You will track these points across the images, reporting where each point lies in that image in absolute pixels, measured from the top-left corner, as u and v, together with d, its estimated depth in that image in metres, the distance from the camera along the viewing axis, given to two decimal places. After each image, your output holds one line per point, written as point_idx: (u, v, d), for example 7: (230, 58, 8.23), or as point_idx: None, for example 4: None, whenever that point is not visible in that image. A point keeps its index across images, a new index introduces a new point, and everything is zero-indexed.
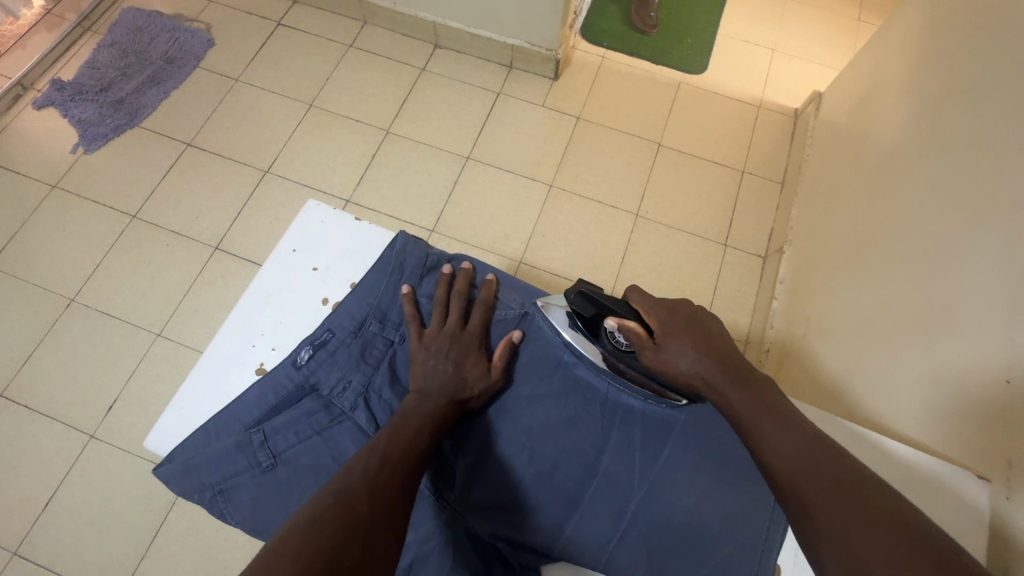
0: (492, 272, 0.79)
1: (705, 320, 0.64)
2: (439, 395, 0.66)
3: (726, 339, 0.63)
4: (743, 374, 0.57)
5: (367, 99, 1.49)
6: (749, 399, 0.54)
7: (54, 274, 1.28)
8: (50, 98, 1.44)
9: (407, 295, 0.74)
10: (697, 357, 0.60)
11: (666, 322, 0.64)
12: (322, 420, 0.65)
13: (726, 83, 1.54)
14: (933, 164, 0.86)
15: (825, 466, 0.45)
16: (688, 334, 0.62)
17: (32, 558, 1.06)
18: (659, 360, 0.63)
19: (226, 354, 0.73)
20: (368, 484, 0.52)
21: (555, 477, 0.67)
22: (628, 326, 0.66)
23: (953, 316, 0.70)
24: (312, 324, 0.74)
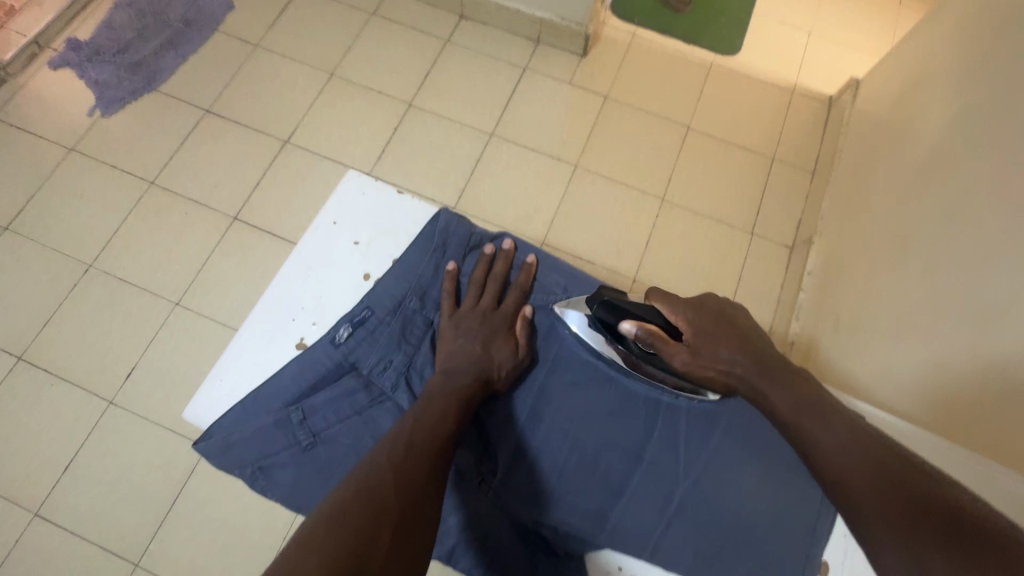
0: (533, 254, 0.78)
1: (729, 316, 0.70)
2: (466, 374, 0.66)
3: (752, 334, 0.69)
4: (774, 370, 0.63)
5: (390, 70, 1.45)
6: (788, 394, 0.59)
7: (72, 239, 1.26)
8: (67, 58, 1.41)
9: (450, 272, 0.74)
10: (728, 354, 0.66)
11: (695, 325, 0.70)
12: (362, 399, 0.70)
13: (760, 66, 1.49)
14: (986, 156, 0.83)
15: (871, 464, 0.47)
16: (717, 334, 0.68)
17: (52, 520, 1.07)
18: (694, 361, 0.68)
19: (270, 324, 0.78)
20: (396, 470, 0.51)
21: (598, 465, 0.76)
22: (653, 330, 0.70)
23: (1004, 317, 0.68)
24: (350, 302, 0.79)
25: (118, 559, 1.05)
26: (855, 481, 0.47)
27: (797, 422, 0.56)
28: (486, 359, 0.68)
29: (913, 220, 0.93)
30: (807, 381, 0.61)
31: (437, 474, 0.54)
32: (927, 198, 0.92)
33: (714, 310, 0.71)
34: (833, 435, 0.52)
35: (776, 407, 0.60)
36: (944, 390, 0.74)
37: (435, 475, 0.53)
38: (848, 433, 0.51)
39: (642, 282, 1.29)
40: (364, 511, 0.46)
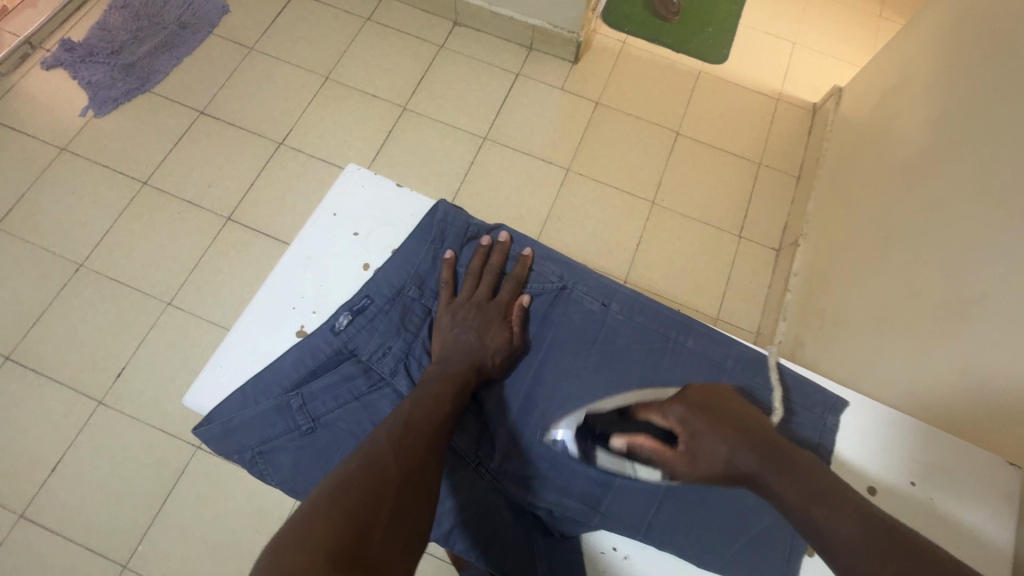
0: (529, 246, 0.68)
1: (720, 399, 0.52)
2: (460, 364, 0.58)
3: (756, 420, 0.50)
4: (783, 454, 0.45)
5: (384, 74, 1.47)
6: (803, 483, 0.43)
7: (63, 238, 1.26)
8: (60, 58, 1.41)
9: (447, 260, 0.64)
10: (731, 453, 0.47)
11: (682, 419, 0.50)
12: (361, 385, 0.57)
13: (746, 74, 1.53)
14: (964, 159, 0.86)
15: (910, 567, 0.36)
16: (713, 428, 0.49)
17: (38, 521, 1.05)
18: (697, 473, 0.48)
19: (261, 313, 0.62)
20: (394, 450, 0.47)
21: None
22: (642, 442, 0.51)
23: (983, 310, 0.70)
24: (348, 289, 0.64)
25: (106, 561, 1.04)
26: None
27: (803, 512, 0.42)
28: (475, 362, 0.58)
29: (897, 219, 0.96)
30: (810, 456, 0.45)
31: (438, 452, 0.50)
32: (909, 199, 0.95)
33: (695, 395, 0.52)
34: (845, 527, 0.39)
35: (792, 509, 0.42)
36: (918, 379, 0.75)
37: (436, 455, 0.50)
38: (865, 514, 0.40)
39: (632, 282, 1.31)
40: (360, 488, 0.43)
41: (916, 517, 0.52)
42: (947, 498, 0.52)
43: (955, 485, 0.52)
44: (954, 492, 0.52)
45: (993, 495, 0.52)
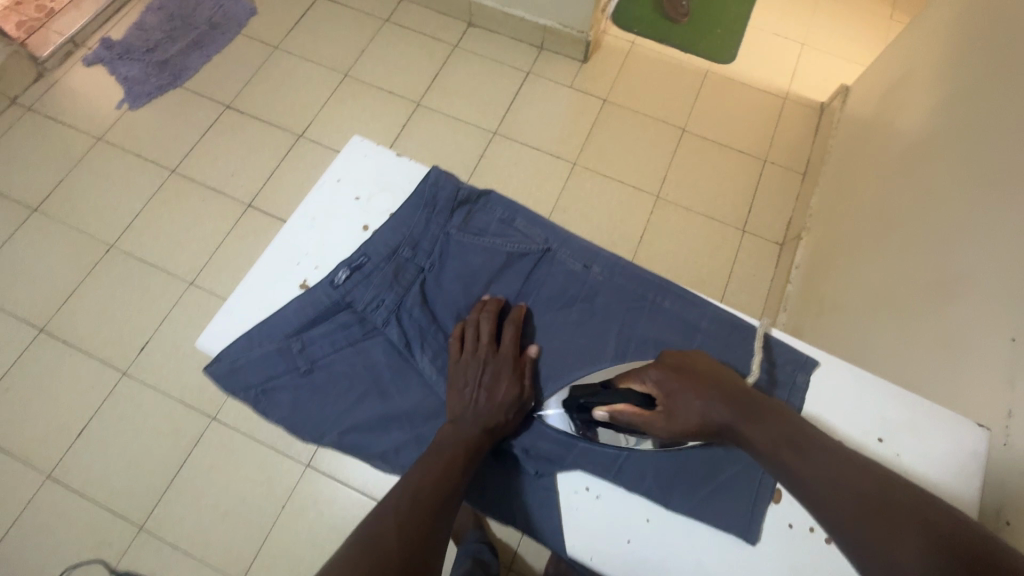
0: (520, 226, 0.60)
1: (692, 358, 0.51)
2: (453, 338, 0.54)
3: (728, 374, 0.50)
4: (754, 404, 0.47)
5: (400, 72, 1.53)
6: (776, 430, 0.45)
7: (97, 221, 1.34)
8: (100, 56, 1.51)
9: (453, 241, 0.58)
10: (707, 407, 0.47)
11: (659, 381, 0.50)
12: (356, 332, 0.54)
13: (754, 73, 1.56)
14: (957, 147, 0.86)
15: (858, 492, 0.39)
16: (688, 386, 0.48)
17: (64, 482, 1.12)
18: (673, 430, 0.48)
19: (258, 271, 0.57)
20: (398, 518, 0.43)
21: None
22: (622, 409, 0.50)
23: (965, 288, 0.71)
24: (338, 249, 0.59)
25: (124, 521, 1.10)
26: (843, 512, 0.39)
27: (774, 456, 0.44)
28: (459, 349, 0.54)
29: (894, 208, 0.97)
30: (781, 405, 0.47)
31: (444, 499, 0.46)
32: (905, 188, 0.95)
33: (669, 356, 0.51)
34: (812, 464, 0.42)
35: (762, 452, 0.44)
36: (904, 359, 0.77)
37: (442, 500, 0.46)
38: (834, 456, 0.42)
39: None
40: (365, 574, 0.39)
41: None
42: (910, 451, 0.54)
43: (917, 438, 0.54)
44: (916, 446, 0.54)
45: (953, 449, 0.53)
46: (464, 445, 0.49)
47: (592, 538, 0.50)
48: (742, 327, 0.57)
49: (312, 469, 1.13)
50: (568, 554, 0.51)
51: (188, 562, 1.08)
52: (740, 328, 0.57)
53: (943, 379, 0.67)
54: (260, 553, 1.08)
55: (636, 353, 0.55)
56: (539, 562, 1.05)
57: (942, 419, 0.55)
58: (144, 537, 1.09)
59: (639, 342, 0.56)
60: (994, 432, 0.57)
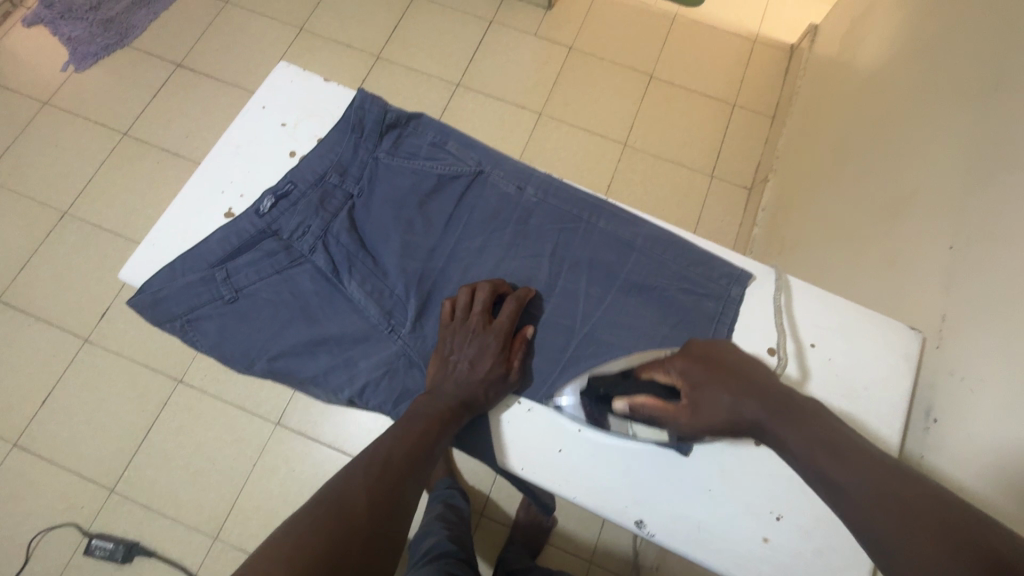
0: (453, 149, 0.57)
1: (722, 350, 0.48)
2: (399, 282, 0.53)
3: (761, 366, 0.47)
4: (787, 401, 0.43)
5: (357, 24, 1.48)
6: (814, 430, 0.40)
7: (49, 188, 1.30)
8: (40, 15, 1.44)
9: (382, 166, 0.56)
10: (735, 403, 0.44)
11: (684, 372, 0.47)
12: (281, 260, 0.52)
13: (723, 16, 1.52)
14: (912, 69, 0.84)
15: (898, 505, 0.35)
16: (716, 379, 0.45)
17: (31, 450, 1.11)
18: (698, 425, 0.45)
19: (183, 200, 0.56)
20: (367, 480, 0.42)
21: (538, 319, 0.53)
22: (642, 402, 0.47)
23: (912, 205, 0.70)
24: (264, 178, 0.57)
25: (94, 485, 1.10)
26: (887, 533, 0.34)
27: (808, 459, 0.39)
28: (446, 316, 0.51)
29: (852, 138, 0.95)
30: (814, 404, 0.43)
31: (415, 466, 0.45)
32: (864, 118, 0.94)
33: (694, 345, 0.48)
34: (848, 469, 0.37)
35: (796, 454, 0.40)
36: (856, 282, 0.77)
37: (409, 469, 0.44)
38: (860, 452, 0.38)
39: None
40: (329, 536, 0.37)
41: (808, 372, 0.54)
42: (841, 354, 0.54)
43: (847, 342, 0.55)
44: (846, 348, 0.55)
45: (882, 349, 0.54)
46: (436, 408, 0.47)
47: (525, 450, 0.50)
48: (679, 241, 0.56)
49: (282, 427, 1.13)
50: (501, 467, 0.51)
51: (161, 521, 1.08)
52: (677, 242, 0.56)
53: (889, 296, 0.67)
54: (233, 511, 1.08)
55: (569, 273, 0.55)
56: (511, 507, 1.06)
57: (872, 322, 0.55)
58: (115, 500, 1.09)
59: (572, 262, 0.55)
60: (929, 336, 0.58)
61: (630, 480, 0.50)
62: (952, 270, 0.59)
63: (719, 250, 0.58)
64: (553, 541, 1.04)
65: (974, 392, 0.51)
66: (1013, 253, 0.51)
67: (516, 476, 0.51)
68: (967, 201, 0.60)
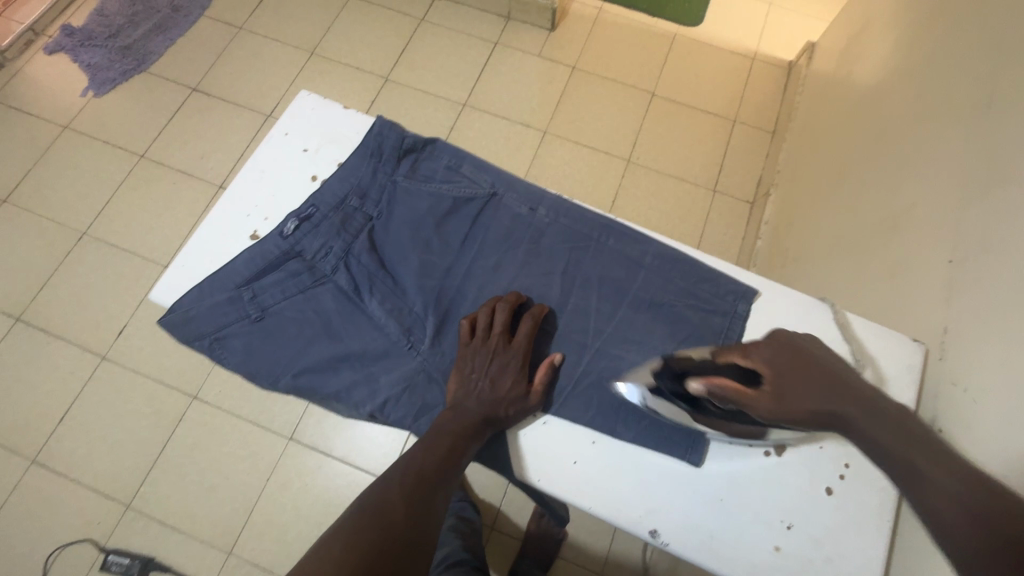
0: (466, 173, 0.60)
1: (809, 345, 0.46)
2: (417, 299, 0.55)
3: (845, 365, 0.46)
4: (883, 401, 0.41)
5: (367, 48, 1.52)
6: (909, 433, 0.39)
7: (68, 209, 1.34)
8: (61, 43, 1.49)
9: (399, 188, 0.59)
10: (825, 397, 0.42)
11: (772, 359, 0.45)
12: (305, 281, 0.55)
13: (722, 35, 1.56)
14: (907, 86, 0.87)
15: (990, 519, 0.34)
16: (803, 370, 0.44)
17: (49, 466, 1.13)
18: (777, 413, 0.44)
19: (211, 223, 0.58)
20: (402, 492, 0.45)
21: (553, 336, 0.55)
22: (720, 383, 0.46)
23: (911, 218, 0.72)
24: (288, 202, 0.59)
25: (111, 501, 1.11)
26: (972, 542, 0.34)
27: (897, 464, 0.39)
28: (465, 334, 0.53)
29: (851, 154, 0.98)
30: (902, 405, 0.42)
31: (443, 477, 0.47)
32: (862, 134, 0.96)
33: (781, 336, 0.47)
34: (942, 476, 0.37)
35: (884, 455, 0.39)
36: (858, 294, 0.79)
37: (438, 479, 0.47)
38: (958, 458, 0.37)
39: None
40: (375, 541, 0.40)
41: None
42: (846, 365, 0.56)
43: (852, 353, 0.57)
44: (851, 360, 0.57)
45: (887, 359, 0.56)
46: (464, 424, 0.49)
47: (542, 464, 0.52)
48: (687, 258, 0.58)
49: (295, 441, 1.14)
50: (519, 479, 0.52)
51: (176, 537, 1.09)
52: (685, 259, 0.58)
53: (891, 307, 0.69)
54: (247, 526, 1.10)
55: (580, 291, 0.57)
56: (522, 520, 1.07)
57: (874, 332, 0.57)
58: (131, 516, 1.10)
59: (583, 280, 0.57)
60: (931, 347, 0.60)
61: (646, 491, 0.51)
62: (951, 283, 0.60)
63: (724, 267, 0.60)
64: (565, 554, 1.04)
65: (978, 401, 0.52)
66: (1009, 266, 0.53)
67: (535, 489, 0.53)
68: (964, 215, 0.62)
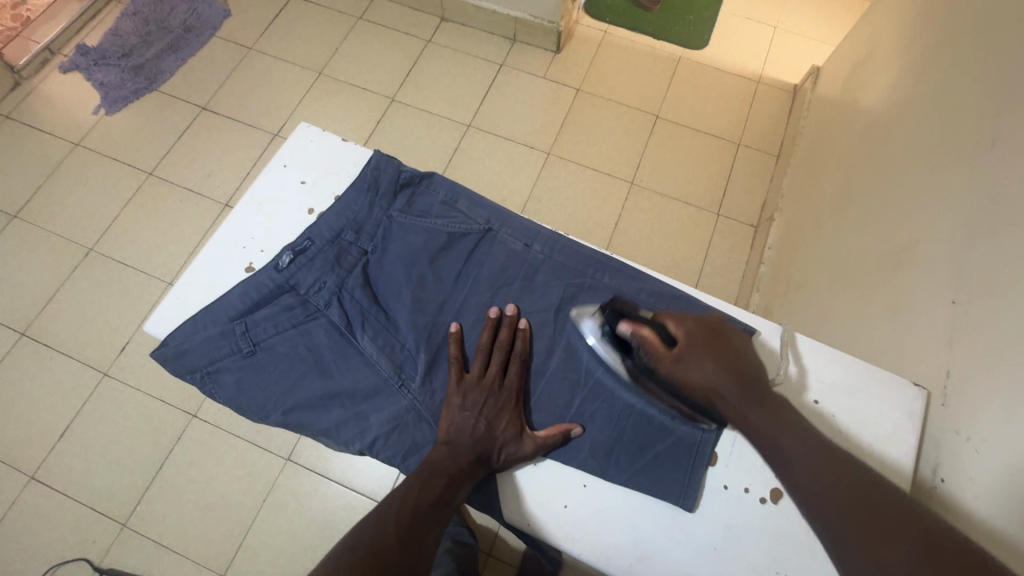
0: (461, 207, 0.60)
1: (732, 333, 0.52)
2: (410, 334, 0.55)
3: (754, 359, 0.52)
4: (761, 389, 0.49)
5: (373, 69, 1.54)
6: (772, 417, 0.47)
7: (76, 225, 1.35)
8: (76, 62, 1.52)
9: (393, 222, 0.59)
10: (716, 373, 0.49)
11: (691, 333, 0.51)
12: (298, 315, 0.55)
13: (726, 58, 1.56)
14: (911, 118, 0.86)
15: (840, 486, 0.43)
16: (713, 350, 0.50)
17: (47, 483, 1.13)
18: (676, 374, 0.50)
19: (208, 255, 0.59)
20: (395, 530, 0.44)
21: (547, 372, 0.55)
22: (644, 334, 0.51)
23: (915, 254, 0.71)
24: (285, 235, 0.60)
25: (108, 520, 1.11)
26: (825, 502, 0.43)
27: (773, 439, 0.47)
28: (459, 370, 0.53)
29: (856, 183, 0.97)
30: (782, 400, 0.49)
31: (436, 517, 0.46)
32: (867, 162, 0.95)
33: (712, 320, 0.52)
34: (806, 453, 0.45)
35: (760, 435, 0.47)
36: (859, 329, 0.78)
37: (430, 519, 0.46)
38: (820, 457, 0.45)
39: None
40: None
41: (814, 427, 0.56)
42: (843, 410, 0.56)
43: (849, 398, 0.57)
44: (849, 405, 0.57)
45: (884, 404, 0.56)
46: (458, 464, 0.48)
47: (533, 505, 0.51)
48: (682, 295, 0.57)
49: (293, 462, 1.14)
50: (511, 521, 0.51)
51: (171, 557, 1.09)
52: (679, 295, 0.57)
53: (894, 344, 0.68)
54: (241, 548, 1.09)
55: (575, 328, 0.56)
56: (518, 547, 1.05)
57: (870, 376, 0.58)
58: (126, 535, 1.10)
59: (578, 318, 0.57)
60: (935, 390, 0.58)
61: (638, 537, 0.50)
62: (955, 325, 0.59)
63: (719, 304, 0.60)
64: None
65: (982, 452, 0.51)
66: (1013, 311, 0.52)
67: (526, 532, 0.52)
68: (969, 255, 0.61)
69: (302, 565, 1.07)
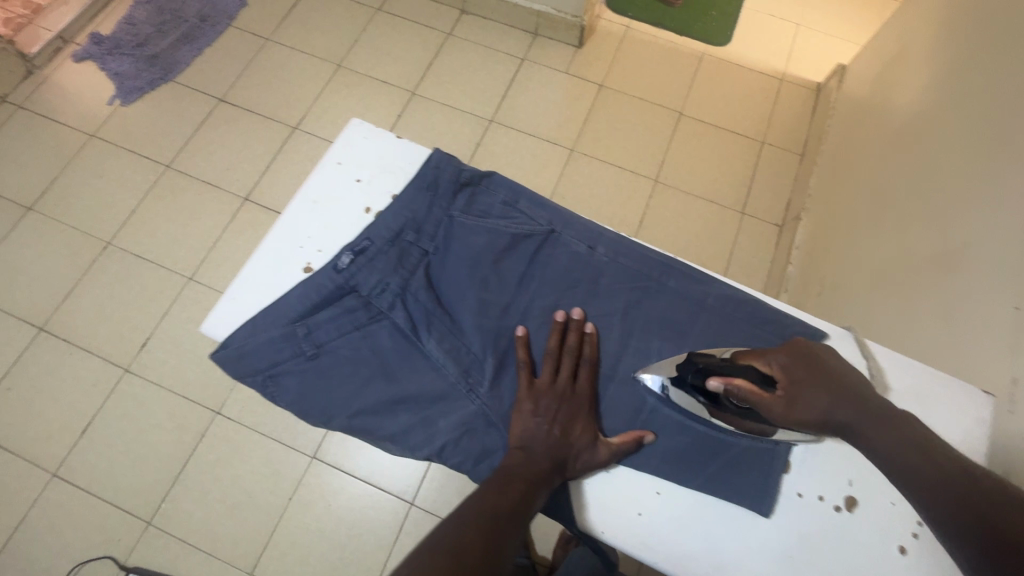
0: (523, 208, 0.59)
1: (826, 355, 0.50)
2: (475, 337, 0.54)
3: (854, 373, 0.49)
4: (882, 407, 0.45)
5: (393, 61, 1.52)
6: (890, 430, 0.43)
7: (93, 218, 1.33)
8: (89, 51, 1.49)
9: (454, 221, 0.58)
10: (830, 405, 0.46)
11: (787, 367, 0.49)
12: (361, 317, 0.54)
13: (750, 55, 1.55)
14: (952, 119, 0.86)
15: (951, 485, 0.39)
16: (817, 379, 0.47)
17: (70, 480, 1.12)
18: (791, 417, 0.47)
19: (264, 255, 0.57)
20: (476, 532, 0.42)
21: (616, 377, 0.54)
22: (740, 385, 0.48)
23: (966, 259, 0.71)
24: (342, 235, 0.59)
25: (132, 517, 1.10)
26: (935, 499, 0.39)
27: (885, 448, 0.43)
28: (528, 375, 0.52)
29: (892, 183, 0.96)
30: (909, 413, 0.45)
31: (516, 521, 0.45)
32: (904, 163, 0.95)
33: (800, 346, 0.50)
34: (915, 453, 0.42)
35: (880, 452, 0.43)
36: (905, 334, 0.77)
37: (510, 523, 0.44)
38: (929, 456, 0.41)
39: None
40: None
41: None
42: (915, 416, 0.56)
43: (920, 404, 0.56)
44: (921, 413, 0.56)
45: (955, 411, 0.56)
46: (534, 469, 0.47)
47: (604, 514, 0.51)
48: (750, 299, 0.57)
49: (319, 460, 1.13)
50: (581, 528, 0.51)
51: (197, 555, 1.08)
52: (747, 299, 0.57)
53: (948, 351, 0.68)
54: (268, 546, 1.08)
55: (642, 332, 0.55)
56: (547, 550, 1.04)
57: (939, 383, 0.57)
58: (151, 533, 1.09)
59: (644, 322, 0.56)
60: (1000, 399, 0.58)
61: (712, 545, 0.50)
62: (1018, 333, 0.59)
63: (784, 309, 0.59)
64: None
65: None
66: None
67: (593, 539, 0.51)
68: None
69: (330, 563, 1.07)
